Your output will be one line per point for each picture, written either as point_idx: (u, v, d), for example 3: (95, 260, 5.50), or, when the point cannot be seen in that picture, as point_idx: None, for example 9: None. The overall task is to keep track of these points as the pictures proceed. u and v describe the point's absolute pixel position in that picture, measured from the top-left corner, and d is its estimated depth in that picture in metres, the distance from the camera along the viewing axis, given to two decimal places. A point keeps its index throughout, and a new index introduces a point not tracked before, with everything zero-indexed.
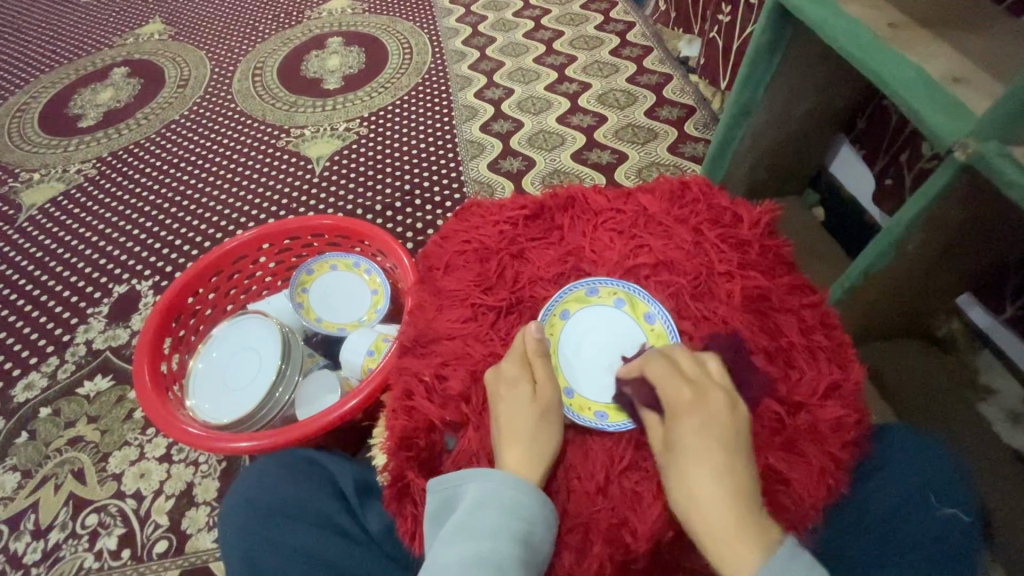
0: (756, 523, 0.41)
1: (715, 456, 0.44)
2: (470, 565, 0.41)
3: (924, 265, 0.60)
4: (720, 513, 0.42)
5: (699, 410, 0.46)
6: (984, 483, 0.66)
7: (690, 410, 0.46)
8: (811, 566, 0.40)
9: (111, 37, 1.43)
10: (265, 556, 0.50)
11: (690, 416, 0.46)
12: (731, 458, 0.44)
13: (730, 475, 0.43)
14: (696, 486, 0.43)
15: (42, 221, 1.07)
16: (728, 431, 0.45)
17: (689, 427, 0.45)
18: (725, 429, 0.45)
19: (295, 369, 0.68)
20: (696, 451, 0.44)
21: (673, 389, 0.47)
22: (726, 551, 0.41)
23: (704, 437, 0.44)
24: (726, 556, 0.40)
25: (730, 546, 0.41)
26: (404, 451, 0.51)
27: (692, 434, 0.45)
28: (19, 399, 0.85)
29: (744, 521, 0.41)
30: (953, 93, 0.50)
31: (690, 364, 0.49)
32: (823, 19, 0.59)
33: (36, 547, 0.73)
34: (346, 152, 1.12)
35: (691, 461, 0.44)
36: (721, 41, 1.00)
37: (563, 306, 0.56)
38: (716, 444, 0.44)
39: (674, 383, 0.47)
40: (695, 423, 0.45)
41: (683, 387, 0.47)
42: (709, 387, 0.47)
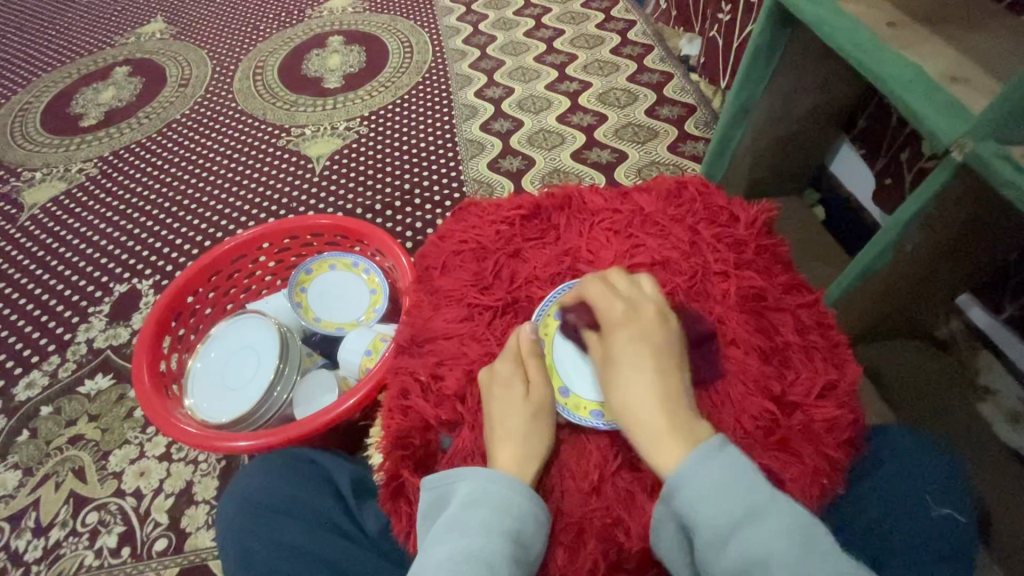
0: (683, 419, 0.44)
1: (646, 363, 0.46)
2: (462, 561, 0.41)
3: (921, 265, 0.60)
4: (649, 411, 0.44)
5: (630, 322, 0.48)
6: (983, 483, 0.65)
7: (622, 323, 0.48)
8: (735, 459, 0.41)
9: (113, 37, 1.43)
10: (260, 552, 0.50)
11: (623, 328, 0.48)
12: (662, 364, 0.46)
13: (661, 378, 0.45)
14: (629, 389, 0.45)
15: (44, 220, 1.08)
16: (659, 339, 0.47)
17: (622, 337, 0.48)
18: (656, 338, 0.47)
19: (293, 369, 0.68)
20: (629, 360, 0.46)
21: (608, 306, 0.50)
22: (655, 446, 0.43)
23: (637, 345, 0.47)
24: (656, 449, 0.42)
25: (660, 439, 0.43)
26: (400, 450, 0.52)
27: (625, 343, 0.47)
28: (21, 398, 0.85)
29: (673, 417, 0.43)
30: (952, 92, 0.50)
31: (626, 286, 0.52)
32: (821, 18, 0.59)
33: (37, 545, 0.73)
34: (346, 151, 1.13)
35: (625, 367, 0.46)
36: (721, 40, 1.00)
37: (555, 308, 0.55)
38: (648, 351, 0.46)
39: (610, 301, 0.50)
40: (628, 333, 0.48)
41: (618, 304, 0.50)
42: (643, 302, 0.50)
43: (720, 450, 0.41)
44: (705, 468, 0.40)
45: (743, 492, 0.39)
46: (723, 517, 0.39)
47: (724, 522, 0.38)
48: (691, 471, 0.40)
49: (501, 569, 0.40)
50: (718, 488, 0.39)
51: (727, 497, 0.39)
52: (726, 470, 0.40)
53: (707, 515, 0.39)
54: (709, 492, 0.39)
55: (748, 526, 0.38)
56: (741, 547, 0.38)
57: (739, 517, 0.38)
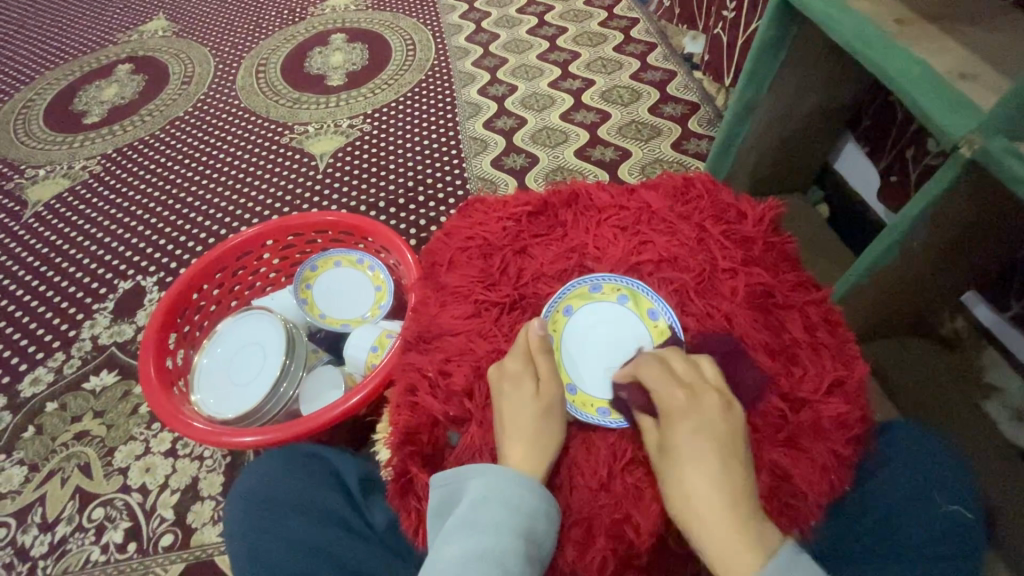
0: (754, 526, 0.41)
1: (711, 460, 0.43)
2: (471, 560, 0.41)
3: (929, 261, 0.60)
4: (717, 518, 0.41)
5: (692, 413, 0.45)
6: (988, 480, 0.65)
7: (684, 413, 0.45)
8: (812, 575, 0.38)
9: (115, 34, 1.43)
10: (268, 548, 0.50)
11: (685, 419, 0.45)
12: (727, 461, 0.43)
13: (727, 480, 0.42)
14: (693, 492, 0.42)
15: (48, 217, 1.08)
16: (723, 434, 0.44)
17: (684, 430, 0.44)
18: (722, 434, 0.44)
19: (299, 365, 0.69)
20: (692, 456, 0.43)
21: (666, 392, 0.46)
22: (723, 555, 0.40)
23: (701, 441, 0.44)
24: (725, 562, 0.40)
25: (728, 551, 0.40)
26: (409, 446, 0.52)
27: (686, 438, 0.44)
28: (26, 394, 0.86)
29: (743, 525, 0.41)
30: (961, 89, 0.50)
31: (683, 367, 0.48)
32: (828, 14, 0.59)
33: (43, 540, 0.73)
34: (350, 148, 1.13)
35: (687, 465, 0.43)
36: (725, 38, 1.00)
37: (566, 302, 0.56)
38: (712, 449, 0.43)
39: (668, 387, 0.46)
40: (690, 427, 0.44)
41: (677, 391, 0.46)
42: (704, 389, 0.46)
43: (793, 564, 0.39)
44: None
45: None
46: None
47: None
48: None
49: (511, 566, 0.41)
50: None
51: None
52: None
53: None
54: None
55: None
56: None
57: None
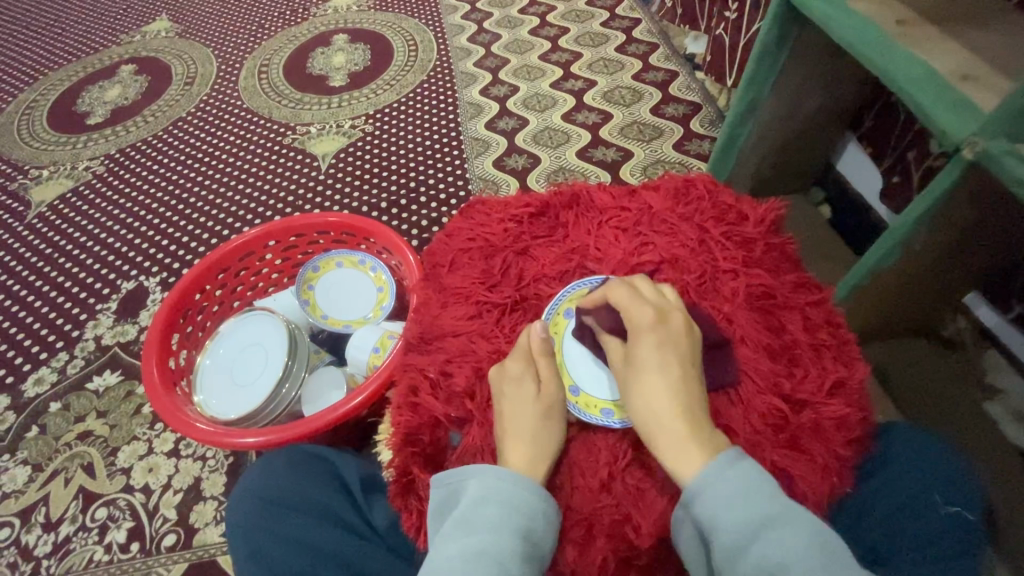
0: (706, 429, 0.44)
1: (673, 371, 0.46)
2: (471, 559, 0.41)
3: (930, 262, 0.60)
4: (674, 420, 0.44)
5: (658, 330, 0.48)
6: (989, 481, 0.65)
7: (651, 329, 0.48)
8: (755, 469, 0.42)
9: (118, 35, 1.44)
10: (270, 547, 0.50)
11: (652, 334, 0.47)
12: (687, 372, 0.46)
13: (686, 388, 0.46)
14: (654, 399, 0.45)
15: (52, 218, 1.08)
16: (685, 349, 0.47)
17: (649, 343, 0.47)
18: (684, 348, 0.47)
19: (301, 366, 0.69)
20: (656, 366, 0.46)
21: (635, 311, 0.49)
22: (676, 451, 0.43)
23: (666, 354, 0.47)
24: (679, 459, 0.43)
25: (682, 449, 0.43)
26: (410, 447, 0.52)
27: (652, 351, 0.47)
28: (30, 394, 0.86)
29: (696, 428, 0.44)
30: (963, 91, 0.50)
31: (650, 292, 0.51)
32: (829, 15, 0.59)
33: (46, 539, 0.74)
34: (352, 149, 1.13)
35: (650, 375, 0.46)
36: (727, 39, 1.00)
37: (566, 305, 0.55)
38: (675, 360, 0.47)
39: (636, 307, 0.49)
40: (657, 342, 0.47)
41: (647, 309, 0.49)
42: (669, 310, 0.49)
43: (741, 460, 0.42)
44: (724, 477, 0.41)
45: (761, 498, 0.41)
46: (744, 523, 0.40)
47: (745, 529, 0.40)
48: (711, 480, 0.41)
49: (511, 567, 0.41)
50: (738, 495, 0.41)
51: (747, 505, 0.40)
52: (743, 480, 0.41)
53: (727, 522, 0.40)
54: (728, 500, 0.41)
55: (766, 532, 0.39)
56: (761, 552, 0.38)
57: (759, 525, 0.39)
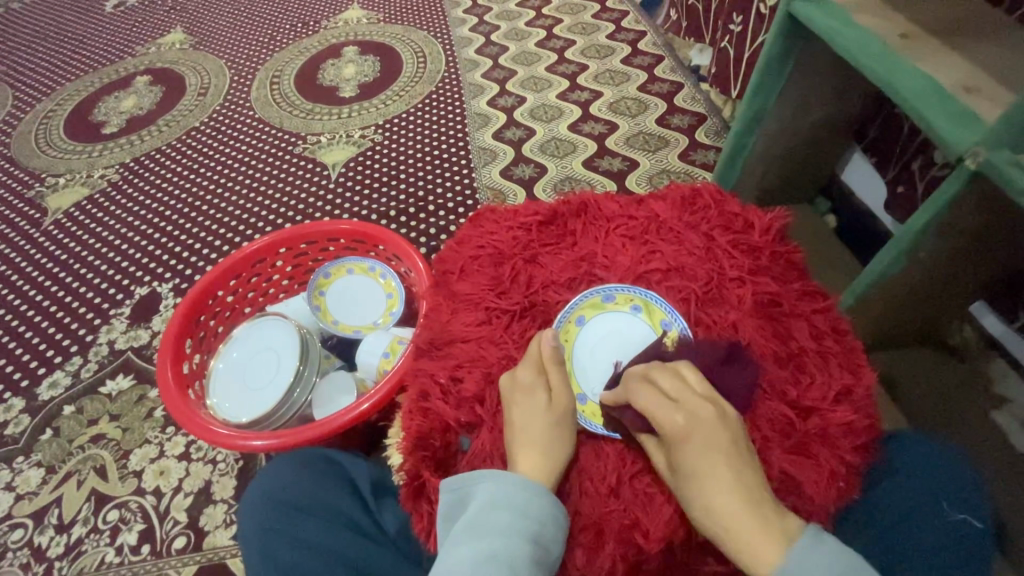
0: (775, 521, 0.42)
1: (723, 474, 0.43)
2: (481, 563, 0.42)
3: (935, 271, 0.60)
4: (743, 525, 0.41)
5: (696, 434, 0.45)
6: (997, 491, 0.65)
7: (687, 435, 0.45)
8: (833, 554, 0.40)
9: (134, 47, 1.47)
10: (282, 549, 0.52)
11: (689, 441, 0.45)
12: (739, 473, 0.43)
13: (743, 484, 0.43)
14: (716, 504, 0.42)
15: (68, 224, 1.10)
16: (728, 445, 0.44)
17: (692, 451, 0.44)
18: (728, 449, 0.44)
19: (313, 371, 0.70)
20: (706, 476, 0.43)
21: (665, 415, 0.46)
22: (753, 551, 0.41)
23: (710, 457, 0.44)
24: (756, 558, 0.41)
25: (755, 549, 0.41)
26: (421, 451, 0.53)
27: (691, 454, 0.44)
28: (44, 397, 0.87)
29: (764, 521, 0.42)
30: (964, 102, 0.51)
31: (672, 384, 0.48)
32: (834, 29, 0.60)
33: (59, 541, 0.75)
34: (361, 158, 1.15)
35: (702, 484, 0.43)
36: (732, 51, 1.01)
37: (579, 312, 0.57)
38: (722, 460, 0.44)
39: (663, 408, 0.46)
40: (696, 447, 0.44)
41: (675, 414, 0.46)
42: (698, 406, 0.46)
43: (814, 546, 0.41)
44: (806, 568, 0.39)
45: None
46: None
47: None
48: (792, 575, 0.39)
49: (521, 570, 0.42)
50: None
51: None
52: (826, 562, 0.40)
53: None
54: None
55: None
56: None
57: None
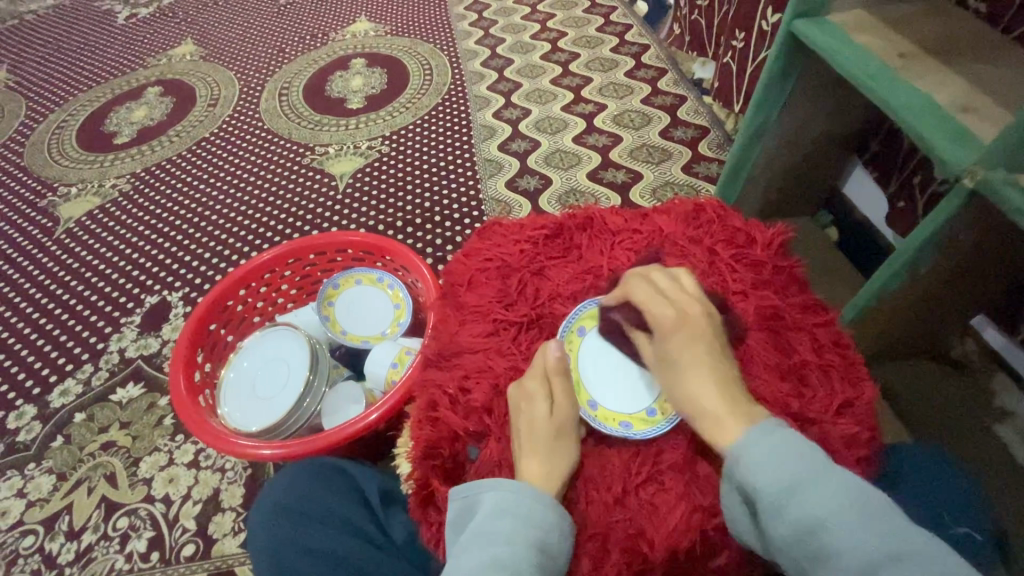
0: (743, 404, 0.46)
1: (702, 359, 0.48)
2: (489, 567, 0.42)
3: (935, 285, 0.61)
4: (714, 401, 0.46)
5: (682, 323, 0.50)
6: (1000, 504, 0.66)
7: (673, 323, 0.50)
8: (789, 436, 0.43)
9: (145, 59, 1.50)
10: (295, 559, 0.50)
11: (675, 330, 0.50)
12: (715, 359, 0.48)
13: (718, 369, 0.47)
14: (690, 383, 0.47)
15: (80, 234, 1.12)
16: (709, 337, 0.49)
17: (676, 339, 0.49)
18: (709, 338, 0.49)
19: (322, 381, 0.71)
20: (686, 358, 0.48)
21: (656, 309, 0.51)
22: (717, 425, 0.45)
23: (691, 343, 0.49)
24: (718, 433, 0.45)
25: (720, 423, 0.45)
26: (430, 460, 0.54)
27: (675, 340, 0.49)
28: (56, 405, 0.89)
29: (733, 401, 0.46)
30: (962, 122, 0.52)
31: (668, 283, 0.53)
32: (834, 48, 0.62)
33: (69, 548, 0.76)
34: (368, 170, 1.16)
35: (682, 366, 0.48)
36: (734, 66, 1.03)
37: (580, 323, 0.58)
38: (702, 347, 0.48)
39: (656, 302, 0.52)
40: (680, 334, 0.49)
41: (667, 307, 0.51)
42: (688, 303, 0.51)
43: (774, 427, 0.44)
44: (763, 441, 0.43)
45: (795, 462, 0.41)
46: (775, 488, 0.40)
47: (778, 490, 0.40)
48: (747, 445, 0.43)
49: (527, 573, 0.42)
50: (774, 458, 0.42)
51: (783, 468, 0.41)
52: (780, 440, 0.43)
53: (763, 483, 0.41)
54: (764, 462, 0.42)
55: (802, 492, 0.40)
56: (802, 508, 0.39)
57: (795, 485, 0.40)
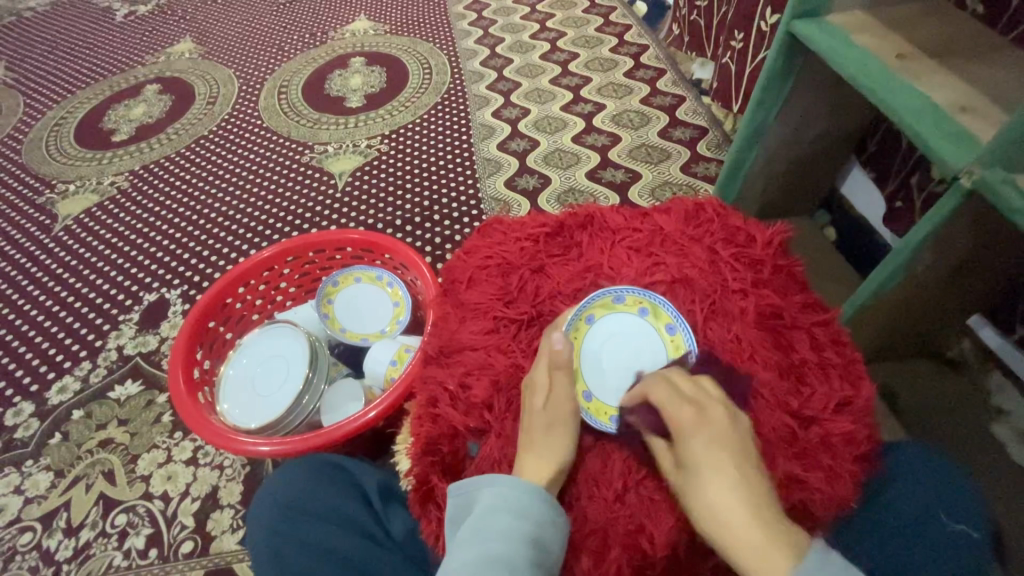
0: (780, 529, 0.41)
1: (728, 473, 0.44)
2: (483, 565, 0.42)
3: (931, 286, 0.62)
4: (746, 525, 0.42)
5: (703, 427, 0.46)
6: (997, 502, 0.66)
7: (694, 428, 0.46)
8: (845, 573, 0.38)
9: (144, 56, 1.50)
10: (293, 552, 0.52)
11: (696, 434, 0.46)
12: (743, 474, 0.44)
13: (746, 486, 0.43)
14: (717, 502, 0.43)
15: (78, 230, 1.12)
16: (734, 447, 0.46)
17: (698, 447, 0.45)
18: (734, 449, 0.45)
19: (321, 378, 0.71)
20: (709, 470, 0.44)
21: (675, 411, 0.48)
22: (752, 554, 0.40)
23: (714, 452, 0.45)
24: (762, 569, 0.40)
25: (758, 554, 0.40)
26: (430, 457, 0.54)
27: (698, 449, 0.45)
28: (53, 402, 0.88)
29: (767, 525, 0.41)
30: (959, 122, 0.53)
31: (689, 385, 0.50)
32: (834, 48, 0.62)
33: (67, 544, 0.75)
34: (367, 168, 1.16)
35: (705, 480, 0.44)
36: (733, 66, 1.03)
37: (590, 310, 0.58)
38: (727, 459, 0.45)
39: (675, 403, 0.48)
40: (702, 440, 0.46)
41: (685, 408, 0.48)
42: (708, 405, 0.48)
43: (825, 560, 0.39)
44: None
45: None
46: None
47: None
48: None
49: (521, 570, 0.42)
50: None
51: None
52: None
53: None
54: None
55: None
56: None
57: None
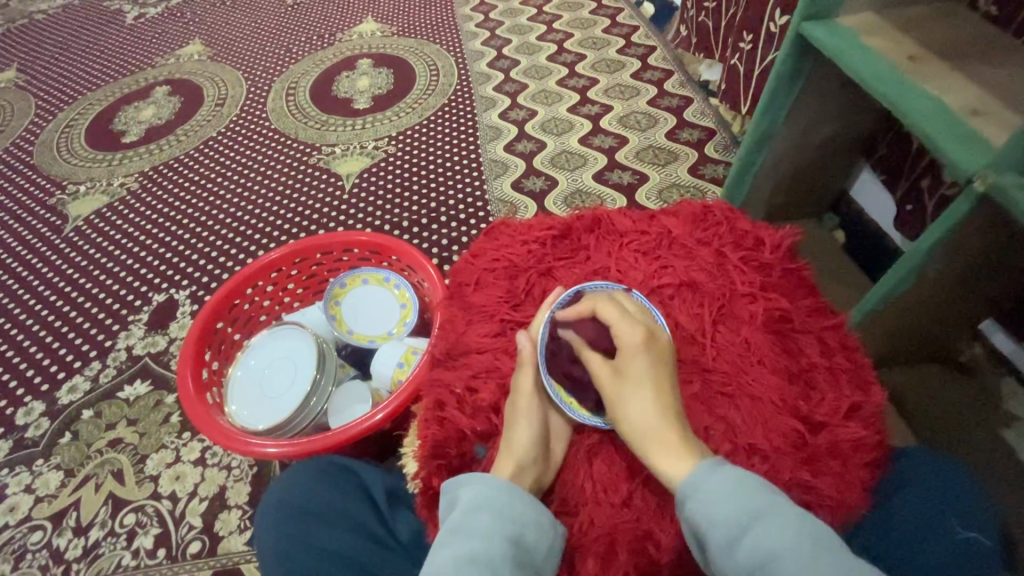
0: (691, 437, 0.47)
1: (661, 388, 0.49)
2: (463, 564, 0.41)
3: (942, 290, 0.61)
4: (669, 432, 0.46)
5: (648, 348, 0.50)
6: (1009, 508, 0.65)
7: (641, 347, 0.50)
8: (738, 473, 0.44)
9: (154, 58, 1.51)
10: (302, 555, 0.51)
11: (641, 353, 0.50)
12: (671, 390, 0.49)
13: (673, 402, 0.48)
14: (648, 411, 0.47)
15: (89, 231, 1.13)
16: (667, 367, 0.50)
17: (641, 364, 0.50)
18: (668, 370, 0.50)
19: (329, 380, 0.71)
20: (647, 385, 0.49)
21: (626, 330, 0.51)
22: (667, 452, 0.46)
23: (654, 370, 0.49)
24: (673, 464, 0.45)
25: (673, 453, 0.45)
26: (436, 460, 0.54)
27: (642, 366, 0.49)
28: (63, 401, 0.89)
29: (682, 432, 0.47)
30: (971, 126, 0.52)
31: (634, 309, 0.54)
32: (843, 51, 0.61)
33: (77, 543, 0.76)
34: (374, 169, 1.17)
35: (641, 392, 0.48)
36: (742, 68, 1.03)
37: (563, 309, 0.57)
38: (662, 377, 0.49)
39: (625, 323, 0.52)
40: (646, 358, 0.50)
41: (637, 329, 0.51)
42: (652, 329, 0.52)
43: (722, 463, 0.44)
44: (714, 477, 0.43)
45: (746, 498, 0.41)
46: (728, 522, 0.41)
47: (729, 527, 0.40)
48: (699, 477, 0.43)
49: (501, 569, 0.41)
50: (727, 494, 0.42)
51: (735, 502, 0.41)
52: (730, 477, 0.43)
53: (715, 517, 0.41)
54: (717, 497, 0.42)
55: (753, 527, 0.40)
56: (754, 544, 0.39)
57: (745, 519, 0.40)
